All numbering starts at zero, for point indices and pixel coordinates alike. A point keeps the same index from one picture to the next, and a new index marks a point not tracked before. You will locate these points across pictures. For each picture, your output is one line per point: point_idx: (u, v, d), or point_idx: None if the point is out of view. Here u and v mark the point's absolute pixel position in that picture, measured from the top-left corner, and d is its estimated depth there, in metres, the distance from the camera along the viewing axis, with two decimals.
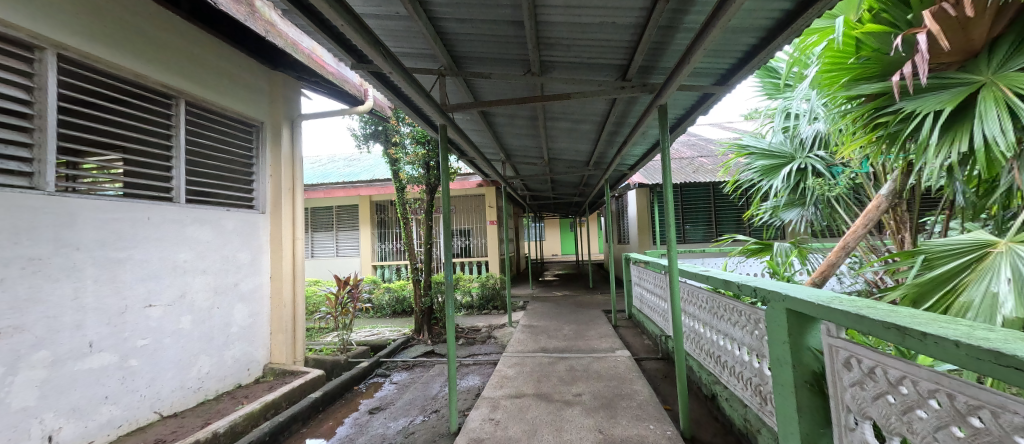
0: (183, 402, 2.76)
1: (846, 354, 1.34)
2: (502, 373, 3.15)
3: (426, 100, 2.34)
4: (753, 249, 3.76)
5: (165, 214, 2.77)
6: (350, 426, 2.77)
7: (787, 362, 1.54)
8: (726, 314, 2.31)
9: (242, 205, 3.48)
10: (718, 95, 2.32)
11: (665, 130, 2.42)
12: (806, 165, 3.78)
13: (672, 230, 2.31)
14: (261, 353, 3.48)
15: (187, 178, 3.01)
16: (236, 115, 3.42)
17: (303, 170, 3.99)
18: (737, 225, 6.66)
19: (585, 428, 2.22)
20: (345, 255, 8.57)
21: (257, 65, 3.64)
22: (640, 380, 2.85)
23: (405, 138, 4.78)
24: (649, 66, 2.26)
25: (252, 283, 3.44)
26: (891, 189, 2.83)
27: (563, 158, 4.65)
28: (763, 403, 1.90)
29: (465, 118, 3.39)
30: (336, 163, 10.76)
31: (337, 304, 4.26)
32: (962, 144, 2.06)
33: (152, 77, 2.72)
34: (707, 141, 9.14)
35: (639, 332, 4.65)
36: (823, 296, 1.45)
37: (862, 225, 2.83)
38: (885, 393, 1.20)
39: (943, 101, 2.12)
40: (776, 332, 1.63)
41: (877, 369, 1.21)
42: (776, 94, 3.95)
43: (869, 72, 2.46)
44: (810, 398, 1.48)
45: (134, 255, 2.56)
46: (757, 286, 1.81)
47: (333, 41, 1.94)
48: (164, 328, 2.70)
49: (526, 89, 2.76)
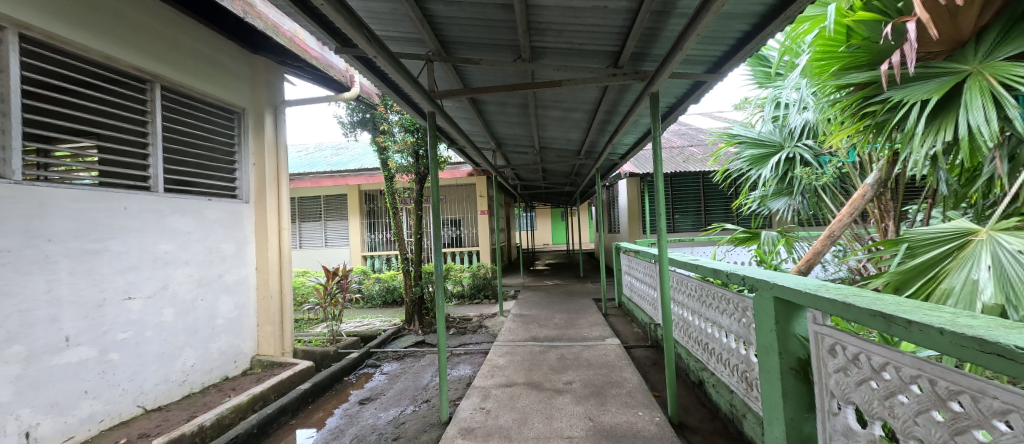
0: (168, 395, 2.72)
1: (830, 341, 1.36)
2: (493, 362, 3.16)
3: (414, 87, 2.28)
4: (742, 237, 3.81)
5: (142, 204, 2.68)
6: (340, 417, 2.76)
7: (773, 349, 1.56)
8: (715, 302, 2.33)
9: (225, 195, 3.40)
10: (710, 83, 2.30)
11: (656, 118, 2.39)
12: (795, 154, 3.79)
13: (663, 219, 2.29)
14: (247, 345, 3.43)
15: (166, 166, 2.92)
16: (215, 101, 3.31)
17: (287, 158, 3.90)
18: (725, 214, 6.73)
19: (575, 416, 2.24)
20: (334, 246, 8.48)
21: (236, 48, 3.51)
22: (629, 368, 2.88)
23: (393, 126, 4.72)
24: (642, 53, 2.23)
25: (236, 274, 3.37)
26: (877, 178, 2.86)
27: (554, 146, 4.61)
28: (749, 389, 1.93)
29: (455, 106, 3.34)
30: (324, 151, 10.58)
31: (326, 294, 4.22)
32: (947, 133, 2.08)
33: (124, 60, 2.61)
34: (698, 131, 9.18)
35: (629, 320, 4.70)
36: (811, 284, 1.46)
37: (848, 213, 2.87)
38: (868, 380, 1.22)
39: (930, 90, 2.14)
40: (763, 320, 1.64)
41: (861, 355, 1.23)
42: (766, 82, 3.95)
43: (859, 61, 2.47)
44: (795, 385, 1.51)
45: (112, 246, 2.48)
46: (745, 275, 1.82)
47: (315, 23, 1.87)
48: (146, 320, 2.64)
49: (516, 76, 2.72)
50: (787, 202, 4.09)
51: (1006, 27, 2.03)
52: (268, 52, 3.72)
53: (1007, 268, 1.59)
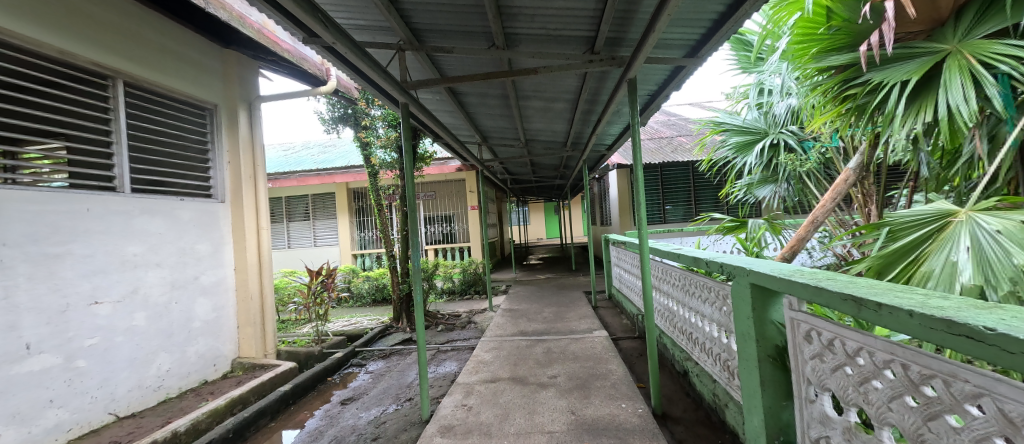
0: (142, 402, 2.65)
1: (806, 327, 1.32)
2: (479, 358, 3.12)
3: (385, 77, 2.21)
4: (729, 227, 3.85)
5: (108, 205, 2.59)
6: (321, 419, 2.70)
7: (751, 337, 1.53)
8: (698, 291, 2.31)
9: (199, 194, 3.31)
10: (689, 68, 2.26)
11: (635, 107, 2.30)
12: (779, 140, 3.72)
13: (642, 210, 2.23)
14: (227, 348, 3.36)
15: (132, 166, 2.83)
16: (184, 97, 3.21)
17: (263, 155, 3.78)
18: (715, 204, 6.71)
19: (557, 410, 2.21)
20: (323, 245, 8.40)
21: (205, 42, 3.40)
22: (615, 360, 2.85)
23: (376, 121, 4.71)
24: (618, 37, 2.17)
25: (213, 276, 3.29)
26: (859, 162, 2.78)
27: (540, 138, 4.56)
28: (731, 378, 1.91)
29: (434, 98, 3.29)
30: (310, 149, 10.40)
31: (310, 294, 4.15)
32: (926, 115, 2.04)
33: (80, 55, 2.49)
34: (687, 120, 9.10)
35: (618, 312, 4.68)
36: (786, 269, 1.41)
37: (833, 198, 2.78)
38: (842, 366, 1.19)
39: (910, 71, 2.10)
40: (740, 307, 1.61)
41: (835, 341, 1.20)
42: (749, 67, 3.76)
43: (839, 43, 2.43)
44: (772, 373, 1.48)
45: (75, 249, 2.39)
46: (724, 263, 1.77)
47: (275, 10, 1.81)
48: (115, 325, 2.56)
49: (493, 65, 2.66)
50: (773, 189, 4.02)
51: (983, 6, 1.97)
52: (240, 46, 3.62)
53: (986, 248, 1.56)
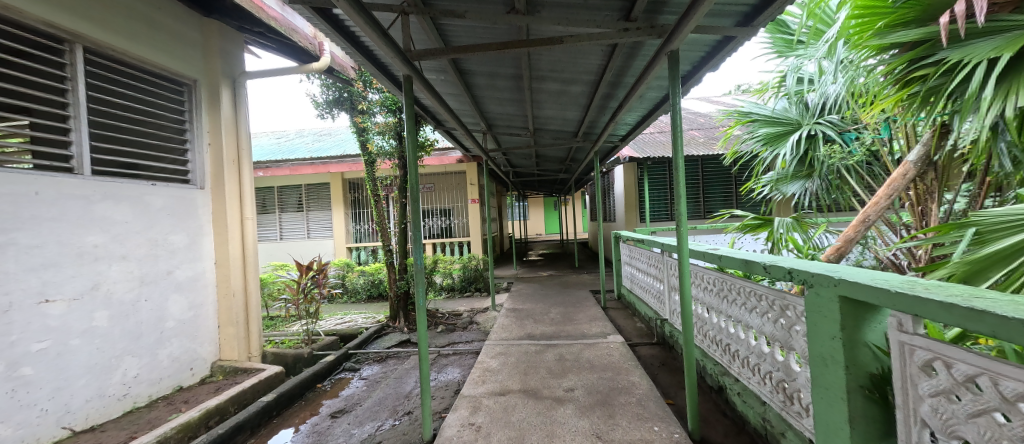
0: (104, 413, 2.34)
1: (925, 356, 1.02)
2: (485, 365, 2.82)
3: (386, 43, 1.87)
4: (752, 224, 3.50)
5: (63, 189, 2.26)
6: (307, 434, 2.39)
7: (836, 362, 1.24)
8: (741, 298, 2.02)
9: (176, 179, 2.99)
10: (739, 40, 1.95)
11: (675, 84, 1.99)
12: (817, 131, 3.44)
13: (683, 204, 1.91)
14: (206, 350, 3.05)
15: (95, 143, 2.49)
16: (156, 69, 2.86)
17: (250, 137, 3.43)
18: (726, 200, 6.43)
19: (579, 433, 1.92)
20: (316, 237, 8.05)
21: (182, 9, 3.04)
22: (637, 371, 2.56)
23: (372, 106, 4.33)
24: (660, 2, 1.85)
25: (189, 270, 2.96)
26: (920, 154, 2.50)
27: (549, 127, 4.25)
28: (789, 403, 1.63)
29: (440, 78, 2.98)
30: (305, 138, 10.02)
31: (299, 291, 3.81)
32: (1019, 98, 1.73)
33: (29, 12, 2.15)
34: (698, 114, 8.78)
35: (630, 314, 4.41)
36: (893, 280, 1.11)
37: (886, 195, 2.51)
38: (994, 411, 0.89)
39: (994, 48, 1.80)
40: (820, 323, 1.31)
41: (982, 378, 0.90)
42: (787, 51, 3.43)
43: (908, 17, 2.12)
44: (865, 408, 1.19)
45: (19, 239, 2.07)
46: (793, 268, 1.47)
47: None
48: (72, 327, 2.24)
49: (508, 35, 2.34)
50: (803, 185, 3.73)
51: None
52: (223, 15, 3.25)
53: None
